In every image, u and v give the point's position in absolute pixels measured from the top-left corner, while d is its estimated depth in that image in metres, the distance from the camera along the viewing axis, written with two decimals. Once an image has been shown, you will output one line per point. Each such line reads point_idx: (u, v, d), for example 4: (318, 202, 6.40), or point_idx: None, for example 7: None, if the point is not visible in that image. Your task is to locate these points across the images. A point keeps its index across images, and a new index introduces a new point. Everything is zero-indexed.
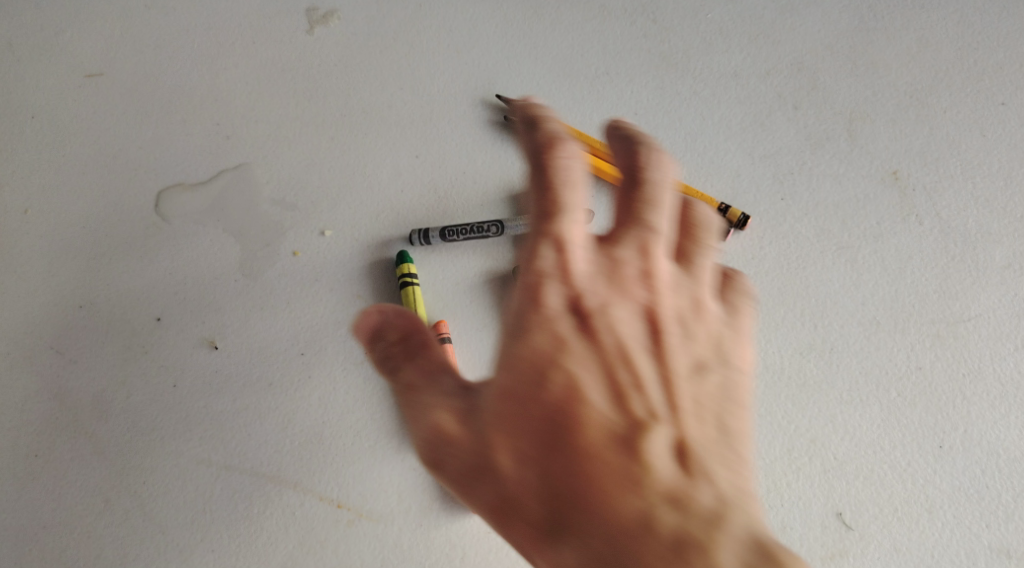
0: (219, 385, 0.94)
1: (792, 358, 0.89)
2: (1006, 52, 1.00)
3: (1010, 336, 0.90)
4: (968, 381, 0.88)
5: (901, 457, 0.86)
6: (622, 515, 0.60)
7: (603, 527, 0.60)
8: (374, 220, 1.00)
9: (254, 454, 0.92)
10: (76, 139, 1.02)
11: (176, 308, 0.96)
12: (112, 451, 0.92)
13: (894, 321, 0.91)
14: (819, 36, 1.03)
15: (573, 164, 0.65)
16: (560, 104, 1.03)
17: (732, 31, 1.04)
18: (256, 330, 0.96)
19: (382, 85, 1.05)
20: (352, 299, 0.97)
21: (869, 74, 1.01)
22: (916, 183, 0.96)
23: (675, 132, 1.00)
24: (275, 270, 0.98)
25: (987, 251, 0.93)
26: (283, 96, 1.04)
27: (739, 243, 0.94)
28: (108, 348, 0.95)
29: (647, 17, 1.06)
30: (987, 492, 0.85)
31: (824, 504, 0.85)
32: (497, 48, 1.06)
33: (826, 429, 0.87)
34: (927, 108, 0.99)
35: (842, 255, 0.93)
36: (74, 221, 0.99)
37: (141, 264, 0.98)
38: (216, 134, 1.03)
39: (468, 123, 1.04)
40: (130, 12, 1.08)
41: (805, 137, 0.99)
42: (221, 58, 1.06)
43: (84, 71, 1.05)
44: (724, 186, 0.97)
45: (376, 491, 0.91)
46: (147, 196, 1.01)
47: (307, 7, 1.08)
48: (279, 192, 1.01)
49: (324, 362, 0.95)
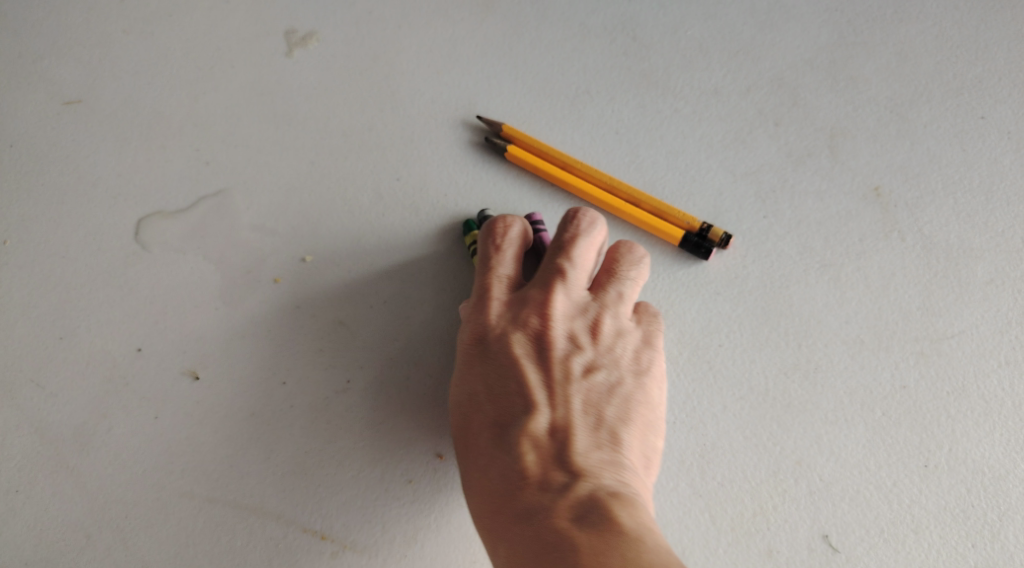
0: (200, 416, 0.92)
1: (776, 379, 0.89)
2: (985, 66, 0.99)
3: (994, 352, 0.89)
4: (953, 399, 0.87)
5: (887, 477, 0.85)
6: (535, 532, 0.72)
7: (513, 525, 0.74)
8: (355, 244, 0.98)
9: (236, 486, 0.90)
10: (55, 168, 1.02)
11: (157, 337, 0.95)
12: (93, 485, 0.90)
13: (879, 338, 0.90)
14: (799, 52, 1.02)
15: (509, 241, 0.89)
16: (541, 125, 1.03)
17: (712, 47, 1.04)
18: (238, 359, 0.94)
19: (362, 107, 1.04)
20: (333, 325, 0.95)
21: (849, 89, 1.00)
22: (899, 199, 0.95)
23: (656, 152, 1.00)
24: (256, 298, 0.96)
25: (969, 267, 0.92)
26: (262, 120, 1.04)
27: (723, 263, 0.94)
28: (88, 380, 0.93)
29: (627, 34, 1.05)
30: (972, 512, 0.84)
31: (809, 527, 0.84)
32: (477, 67, 1.05)
33: (812, 450, 0.86)
34: (907, 122, 0.98)
35: (826, 273, 0.92)
36: (53, 251, 0.98)
37: (120, 293, 0.96)
38: (195, 160, 1.02)
39: (450, 143, 1.02)
40: (108, 38, 1.07)
41: (786, 154, 0.98)
42: (199, 83, 1.05)
43: (63, 99, 1.05)
44: (706, 205, 0.97)
45: (360, 523, 0.89)
46: (126, 224, 0.99)
47: (286, 31, 1.08)
48: (259, 218, 0.99)
49: (306, 391, 0.93)
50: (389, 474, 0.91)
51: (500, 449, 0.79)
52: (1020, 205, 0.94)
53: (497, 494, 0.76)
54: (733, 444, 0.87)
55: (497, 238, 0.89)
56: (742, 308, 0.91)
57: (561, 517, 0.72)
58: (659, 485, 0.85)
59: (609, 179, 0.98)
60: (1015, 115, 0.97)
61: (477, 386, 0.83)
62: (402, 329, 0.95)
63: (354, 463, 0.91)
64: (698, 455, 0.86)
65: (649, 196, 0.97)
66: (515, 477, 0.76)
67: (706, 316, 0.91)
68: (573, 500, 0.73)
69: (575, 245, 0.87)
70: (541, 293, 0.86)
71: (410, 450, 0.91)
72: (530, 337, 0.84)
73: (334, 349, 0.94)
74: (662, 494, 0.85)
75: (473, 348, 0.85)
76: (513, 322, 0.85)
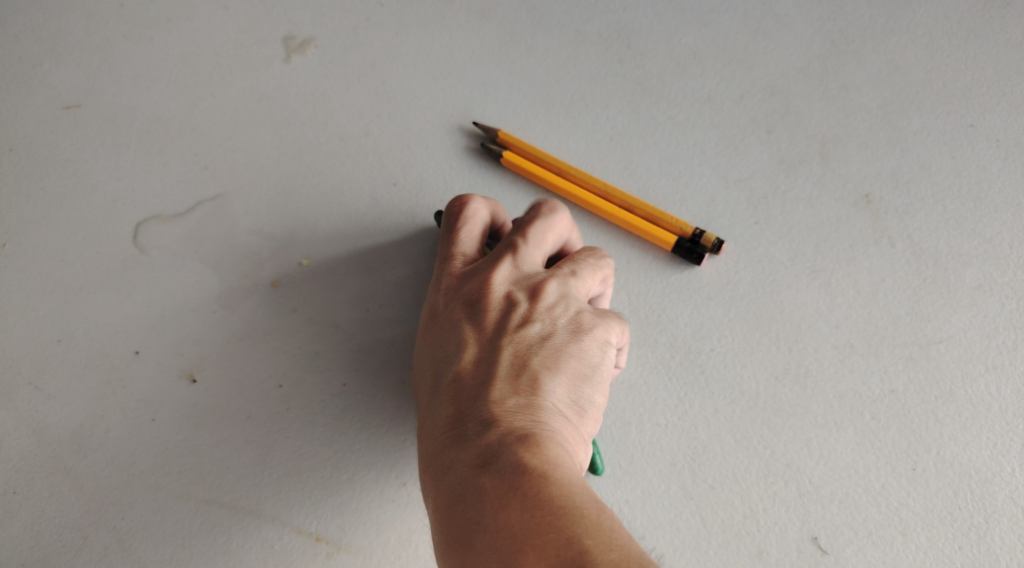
0: (197, 418, 0.93)
1: (767, 383, 0.90)
2: (974, 75, 1.01)
3: (982, 357, 0.90)
4: (941, 403, 0.88)
5: (875, 479, 0.86)
6: (455, 484, 0.73)
7: (443, 479, 0.75)
8: (352, 249, 0.99)
9: (232, 487, 0.91)
10: (55, 172, 1.03)
11: (155, 340, 0.95)
12: (90, 486, 0.90)
13: (868, 343, 0.91)
14: (791, 60, 1.04)
15: (466, 217, 0.91)
16: (536, 131, 1.04)
17: (705, 55, 1.05)
18: (234, 362, 0.95)
19: (359, 113, 1.05)
20: (329, 328, 0.96)
21: (840, 97, 1.02)
22: (889, 206, 0.96)
23: (649, 158, 1.01)
24: (254, 301, 0.97)
25: (957, 273, 0.93)
26: (261, 125, 1.05)
27: (715, 268, 0.95)
28: (86, 382, 0.94)
29: (621, 42, 1.07)
30: (959, 514, 0.85)
31: (799, 529, 0.85)
32: (473, 73, 1.07)
33: (802, 453, 0.87)
34: (898, 130, 0.99)
35: (816, 278, 0.94)
36: (53, 254, 0.99)
37: (118, 296, 0.97)
38: (194, 164, 1.03)
39: (446, 149, 1.03)
40: (108, 44, 1.09)
41: (777, 160, 0.99)
42: (198, 88, 1.07)
43: (63, 103, 1.06)
44: (698, 211, 0.98)
45: (355, 524, 0.90)
46: (125, 228, 1.00)
47: (284, 37, 1.09)
48: (256, 222, 1.00)
49: (302, 394, 0.94)
50: (384, 476, 0.91)
51: (432, 404, 0.80)
52: (1008, 212, 0.95)
53: (426, 448, 0.78)
54: (724, 447, 0.88)
55: (455, 214, 0.92)
56: (734, 313, 0.93)
57: (475, 468, 0.73)
58: (651, 487, 0.87)
59: (603, 184, 0.99)
60: (1003, 122, 0.99)
61: (422, 349, 0.85)
62: (398, 332, 0.96)
63: (350, 465, 0.91)
64: (690, 458, 0.87)
65: (642, 201, 0.98)
66: (441, 429, 0.78)
67: (697, 320, 0.93)
68: (486, 450, 0.74)
69: (528, 224, 0.89)
70: (489, 262, 0.87)
71: (405, 452, 0.92)
72: (470, 300, 0.84)
73: (330, 352, 0.95)
74: (654, 496, 0.86)
75: (427, 318, 0.87)
76: (461, 290, 0.86)
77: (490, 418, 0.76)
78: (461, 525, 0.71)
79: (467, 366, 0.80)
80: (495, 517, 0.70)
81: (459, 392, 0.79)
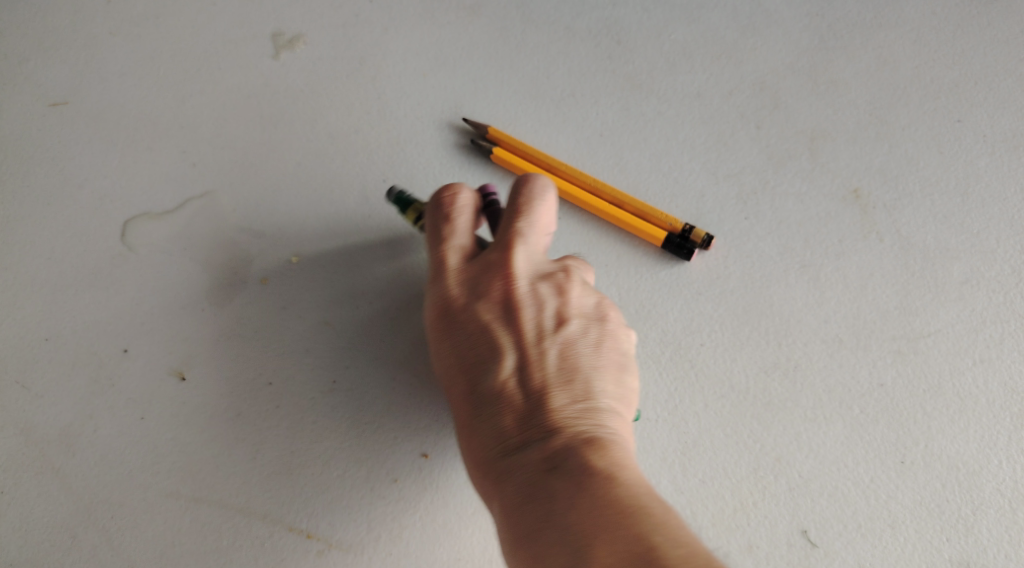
0: (186, 416, 0.92)
1: (756, 378, 0.90)
2: (961, 70, 1.01)
3: (969, 351, 0.90)
4: (929, 396, 0.89)
5: (864, 473, 0.87)
6: (525, 490, 0.75)
7: (510, 486, 0.76)
8: (342, 245, 0.99)
9: (222, 485, 0.90)
10: (42, 169, 1.02)
11: (144, 338, 0.95)
12: (79, 485, 0.90)
13: (857, 338, 0.91)
14: (780, 56, 1.04)
15: (457, 209, 0.91)
16: (526, 127, 1.04)
17: (695, 52, 1.05)
18: (223, 359, 0.94)
19: (348, 109, 1.05)
20: (319, 326, 0.96)
21: (829, 93, 1.02)
22: (877, 201, 0.97)
23: (640, 154, 1.01)
24: (243, 298, 0.97)
25: (945, 267, 0.93)
26: (250, 121, 1.04)
27: (704, 263, 0.95)
28: (74, 381, 0.93)
29: (611, 38, 1.07)
30: (947, 506, 0.85)
31: (788, 522, 0.85)
32: (463, 70, 1.07)
33: (791, 447, 0.88)
34: (886, 125, 1.00)
35: (805, 273, 0.94)
36: (40, 251, 0.98)
37: (106, 294, 0.97)
38: (182, 161, 1.02)
39: (436, 145, 1.03)
40: (96, 40, 1.08)
41: (767, 156, 1.00)
42: (186, 84, 1.06)
43: (49, 100, 1.05)
44: (688, 207, 0.98)
45: (346, 521, 0.89)
46: (113, 226, 0.99)
47: (273, 34, 1.09)
48: (246, 219, 1.00)
49: (292, 391, 0.93)
50: (375, 472, 0.91)
51: (482, 414, 0.81)
52: (995, 206, 0.96)
53: (484, 458, 0.80)
54: (714, 442, 0.88)
55: (445, 206, 0.91)
56: (724, 308, 0.93)
57: (543, 472, 0.75)
58: None
59: (595, 181, 0.99)
60: (991, 117, 0.99)
61: (449, 356, 0.85)
62: (388, 329, 0.96)
63: (341, 462, 0.91)
64: (681, 453, 0.88)
65: (633, 198, 0.98)
66: (499, 440, 0.79)
67: (688, 315, 0.93)
68: (552, 454, 0.76)
69: (528, 208, 0.89)
70: (502, 256, 0.88)
71: (395, 449, 0.91)
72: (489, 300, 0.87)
73: (320, 349, 0.95)
74: None
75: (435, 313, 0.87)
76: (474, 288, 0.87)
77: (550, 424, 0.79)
78: (536, 524, 0.72)
79: (510, 375, 0.82)
80: (567, 514, 0.71)
81: (510, 399, 0.81)
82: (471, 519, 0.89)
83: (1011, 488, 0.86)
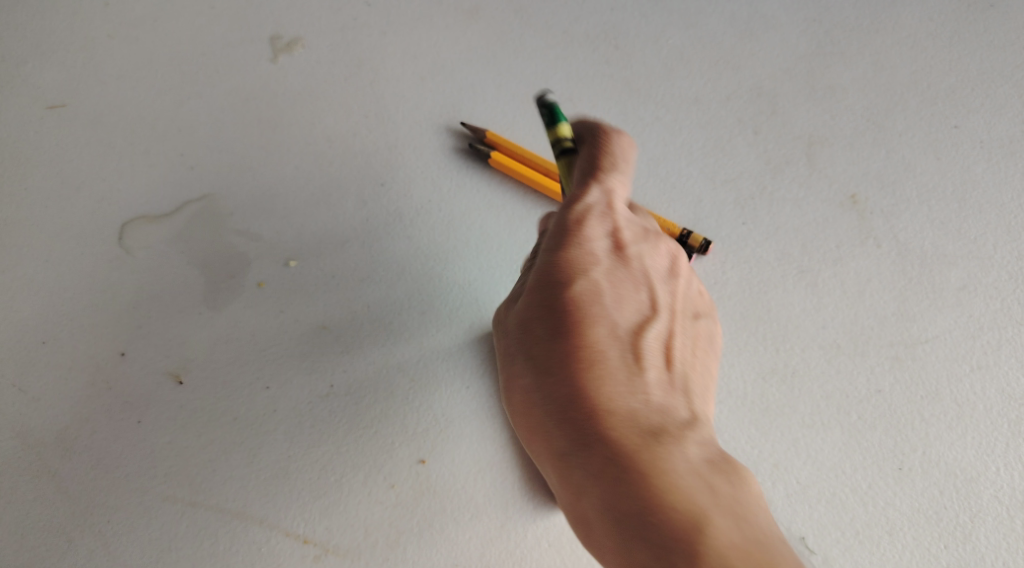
0: (183, 420, 0.92)
1: (754, 383, 0.90)
2: (958, 76, 1.02)
3: (966, 357, 0.90)
4: (927, 403, 0.89)
5: (862, 479, 0.87)
6: (659, 460, 0.67)
7: (632, 454, 0.68)
8: (339, 249, 0.99)
9: (220, 490, 0.90)
10: (38, 172, 1.02)
11: (141, 342, 0.95)
12: (75, 490, 0.89)
13: (855, 343, 0.91)
14: (777, 61, 1.04)
15: (628, 154, 0.82)
16: (524, 131, 1.04)
17: (693, 57, 1.05)
18: (220, 363, 0.94)
19: (346, 113, 1.05)
20: (316, 330, 0.95)
21: (827, 98, 1.02)
22: (875, 207, 0.97)
23: (638, 159, 1.01)
24: (240, 302, 0.96)
25: (943, 273, 0.93)
26: (247, 125, 1.04)
27: (702, 268, 0.95)
28: (71, 384, 0.93)
29: (609, 43, 1.07)
30: (945, 513, 0.85)
31: (787, 529, 0.85)
32: (461, 74, 1.07)
33: (789, 453, 0.88)
34: (883, 131, 1.00)
35: (803, 278, 0.94)
36: (36, 254, 0.98)
37: (103, 297, 0.96)
38: (180, 164, 1.02)
39: (434, 149, 1.03)
40: (94, 43, 1.08)
41: (764, 161, 1.00)
42: (184, 88, 1.06)
43: (47, 103, 1.05)
44: (686, 212, 0.98)
45: (342, 526, 0.89)
46: (110, 229, 0.99)
47: (271, 37, 1.09)
48: (243, 223, 1.00)
49: (289, 395, 0.93)
50: (372, 477, 0.90)
51: (607, 371, 0.73)
52: (992, 212, 0.96)
53: (596, 415, 0.71)
54: None
55: (616, 147, 0.82)
56: (722, 313, 0.93)
57: (683, 448, 0.69)
58: None
59: None
60: (988, 124, 0.99)
61: (581, 295, 0.76)
62: (386, 334, 0.95)
63: (338, 467, 0.91)
64: None
65: None
66: (626, 405, 0.72)
67: None
68: (693, 441, 0.70)
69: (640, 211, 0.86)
70: (649, 236, 0.83)
71: (393, 454, 0.91)
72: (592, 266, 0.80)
73: (318, 354, 0.95)
74: None
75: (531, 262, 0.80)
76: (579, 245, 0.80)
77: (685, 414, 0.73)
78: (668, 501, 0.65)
79: (650, 346, 0.77)
80: (713, 507, 0.65)
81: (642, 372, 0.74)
82: (468, 524, 0.89)
83: (1009, 495, 0.86)
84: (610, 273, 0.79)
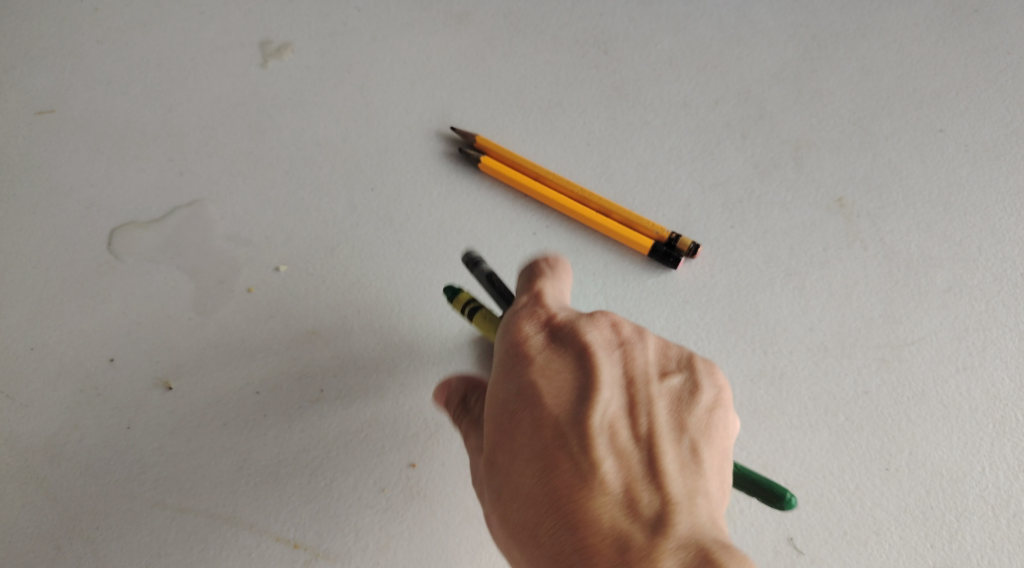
0: (173, 426, 0.92)
1: (742, 386, 0.90)
2: (943, 81, 1.02)
3: (952, 358, 0.91)
4: (913, 404, 0.90)
5: (850, 480, 0.87)
6: None
7: None
8: (330, 254, 0.99)
9: (209, 495, 0.90)
10: (27, 178, 1.02)
11: (130, 347, 0.95)
12: (64, 496, 0.89)
13: (842, 345, 0.92)
14: (765, 66, 1.05)
15: (546, 277, 0.83)
16: (514, 135, 1.04)
17: (681, 62, 1.06)
18: (210, 369, 0.94)
19: (336, 118, 1.05)
20: (306, 335, 0.95)
21: (814, 103, 1.03)
22: (861, 210, 0.98)
23: (626, 163, 1.01)
24: (230, 307, 0.96)
25: (928, 275, 0.94)
26: (237, 130, 1.04)
27: (691, 271, 0.95)
28: (59, 391, 0.93)
29: (598, 48, 1.08)
30: (931, 513, 0.86)
31: (775, 530, 0.86)
32: (451, 79, 1.07)
33: (778, 455, 0.88)
34: (870, 134, 1.01)
35: (791, 281, 0.95)
36: (25, 261, 0.98)
37: (92, 303, 0.96)
38: (169, 170, 1.02)
39: (424, 154, 1.03)
40: (83, 49, 1.08)
41: (752, 165, 1.00)
42: (174, 93, 1.06)
43: (35, 109, 1.05)
44: (675, 216, 0.98)
45: (333, 531, 0.89)
46: (99, 234, 0.99)
47: (261, 43, 1.09)
48: (233, 228, 1.00)
49: (279, 400, 0.93)
50: (363, 481, 0.91)
51: (567, 492, 0.72)
52: (978, 215, 0.96)
53: (566, 545, 0.70)
54: None
55: (534, 278, 0.84)
56: (710, 316, 0.93)
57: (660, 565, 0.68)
58: None
59: (580, 190, 1.00)
60: (972, 127, 1.00)
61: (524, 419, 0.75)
62: (376, 338, 0.96)
63: (328, 472, 0.91)
64: None
65: (619, 206, 0.99)
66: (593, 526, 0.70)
67: (674, 323, 0.93)
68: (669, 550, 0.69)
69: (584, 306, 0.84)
70: (593, 320, 0.80)
71: (383, 458, 0.91)
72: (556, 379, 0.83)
73: (308, 359, 0.95)
74: None
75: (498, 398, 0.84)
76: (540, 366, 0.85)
77: (659, 514, 0.71)
78: None
79: (613, 450, 0.74)
80: None
81: (606, 480, 0.72)
82: (458, 528, 0.89)
83: (994, 495, 0.86)
84: (559, 382, 0.76)
